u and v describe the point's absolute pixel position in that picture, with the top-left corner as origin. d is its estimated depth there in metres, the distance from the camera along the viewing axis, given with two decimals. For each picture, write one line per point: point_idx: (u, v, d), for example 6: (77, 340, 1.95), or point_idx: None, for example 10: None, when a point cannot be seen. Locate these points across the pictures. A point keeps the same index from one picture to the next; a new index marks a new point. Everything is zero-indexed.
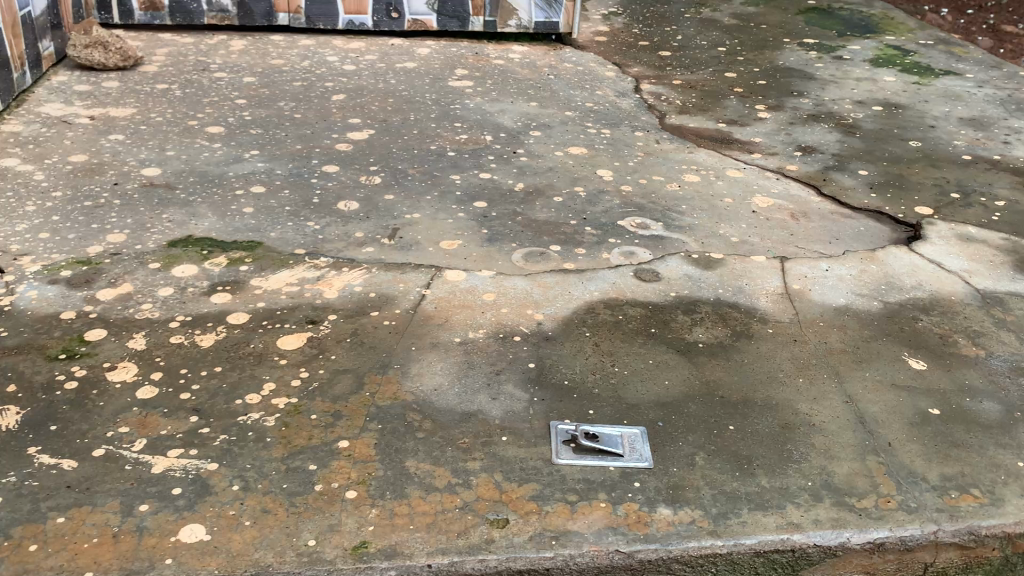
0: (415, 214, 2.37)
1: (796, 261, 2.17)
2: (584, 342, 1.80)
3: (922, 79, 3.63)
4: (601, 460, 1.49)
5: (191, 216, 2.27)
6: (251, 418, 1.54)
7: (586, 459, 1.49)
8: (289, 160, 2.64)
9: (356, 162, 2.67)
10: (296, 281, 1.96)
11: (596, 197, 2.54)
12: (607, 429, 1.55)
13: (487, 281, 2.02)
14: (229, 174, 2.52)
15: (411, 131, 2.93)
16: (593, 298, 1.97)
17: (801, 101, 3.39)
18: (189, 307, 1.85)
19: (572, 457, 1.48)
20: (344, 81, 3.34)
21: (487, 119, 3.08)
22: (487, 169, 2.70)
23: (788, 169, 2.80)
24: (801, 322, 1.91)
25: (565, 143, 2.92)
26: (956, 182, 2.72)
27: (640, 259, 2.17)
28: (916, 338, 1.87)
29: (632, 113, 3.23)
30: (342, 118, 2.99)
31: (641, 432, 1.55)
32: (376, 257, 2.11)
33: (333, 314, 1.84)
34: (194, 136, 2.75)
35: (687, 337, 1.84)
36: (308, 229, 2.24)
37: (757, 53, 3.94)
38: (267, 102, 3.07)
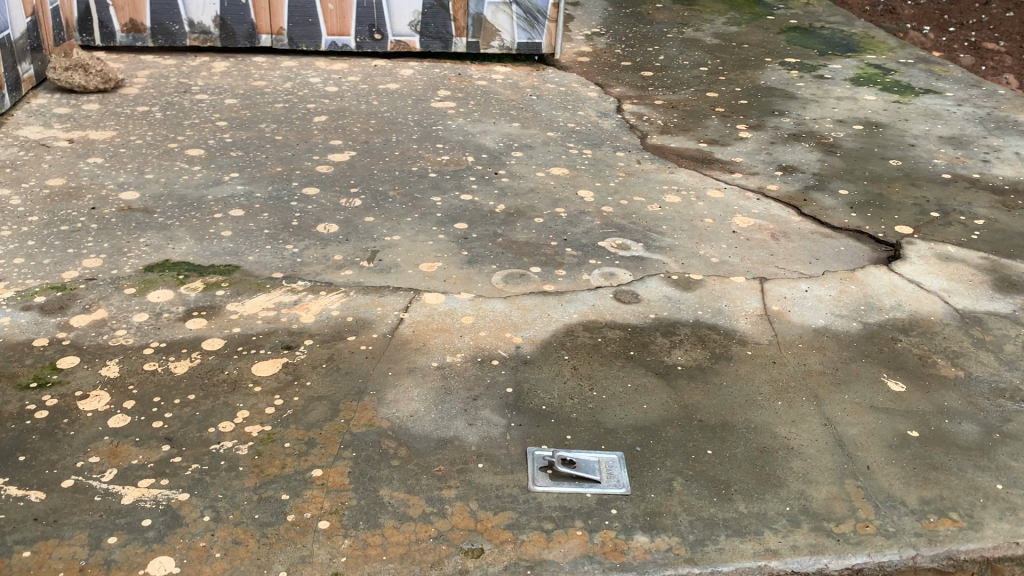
0: (395, 236, 2.36)
1: (775, 282, 2.16)
2: (562, 366, 1.79)
3: (902, 98, 3.65)
4: (577, 487, 1.47)
5: (168, 240, 2.25)
6: (224, 447, 1.52)
7: (563, 486, 1.48)
8: (269, 183, 2.63)
9: (337, 184, 2.66)
10: (272, 305, 1.95)
11: (577, 218, 2.54)
12: (584, 455, 1.54)
13: (465, 303, 2.01)
14: (208, 197, 2.51)
15: (393, 152, 2.93)
16: (573, 320, 1.96)
17: (782, 120, 3.40)
18: (163, 333, 1.84)
19: (548, 484, 1.47)
20: (326, 102, 3.34)
21: (469, 140, 3.08)
22: (468, 190, 2.70)
23: (768, 189, 2.81)
24: (780, 344, 1.90)
25: (546, 163, 2.92)
26: (936, 201, 2.73)
27: (620, 280, 2.16)
28: (895, 359, 1.87)
29: (614, 134, 3.24)
30: (324, 140, 2.98)
31: (619, 457, 1.54)
32: (354, 280, 2.10)
33: (309, 339, 1.83)
34: (173, 159, 2.74)
35: (666, 359, 1.83)
36: (286, 252, 2.23)
37: (739, 72, 3.96)
38: (249, 124, 3.07)
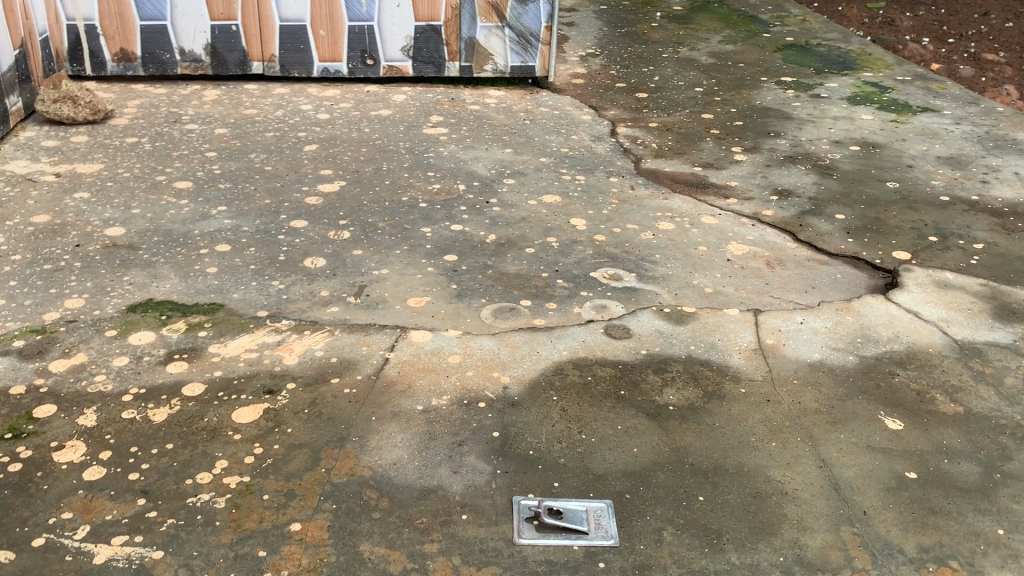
0: (383, 270, 2.33)
1: (769, 314, 2.12)
2: (551, 407, 1.74)
3: (899, 116, 3.62)
4: (563, 541, 1.43)
5: (153, 278, 2.22)
6: (201, 499, 1.48)
7: (549, 539, 1.43)
8: (257, 216, 2.59)
9: (326, 215, 2.63)
10: (255, 346, 1.91)
11: (569, 247, 2.50)
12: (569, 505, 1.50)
13: (453, 341, 1.96)
14: (195, 232, 2.47)
15: (383, 181, 2.90)
16: (562, 357, 1.91)
17: (777, 141, 3.37)
18: (143, 378, 1.80)
19: (533, 538, 1.42)
20: (317, 130, 3.31)
21: (460, 168, 3.05)
22: (459, 220, 2.66)
23: (764, 214, 2.77)
24: (775, 381, 1.86)
25: (539, 191, 2.89)
26: (934, 225, 2.69)
27: (611, 313, 2.12)
28: (892, 395, 1.82)
29: (608, 158, 3.21)
30: (314, 169, 2.95)
31: (607, 506, 1.50)
32: (340, 317, 2.06)
33: (292, 383, 1.79)
34: (161, 192, 2.71)
35: (657, 399, 1.79)
36: (272, 289, 2.19)
37: (734, 92, 3.93)
38: (238, 154, 3.04)
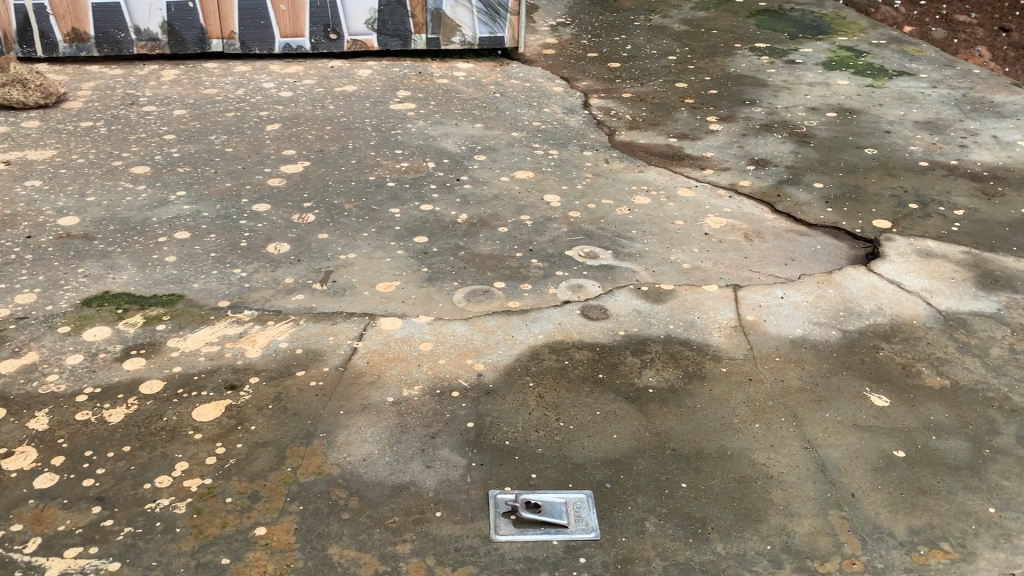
0: (350, 254, 2.25)
1: (749, 289, 2.06)
2: (526, 394, 1.68)
3: (875, 81, 3.56)
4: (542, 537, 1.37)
5: (109, 269, 2.12)
6: (160, 505, 1.41)
7: (528, 533, 1.37)
8: (218, 200, 2.50)
9: (290, 198, 2.53)
10: (216, 339, 1.83)
11: (543, 225, 2.43)
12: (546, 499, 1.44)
13: (424, 327, 1.89)
14: (153, 219, 2.37)
15: (349, 161, 2.80)
16: (538, 341, 1.84)
17: (753, 109, 3.30)
18: (99, 376, 1.71)
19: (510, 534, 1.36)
20: (280, 109, 3.20)
21: (429, 144, 2.96)
22: (429, 199, 2.58)
23: (741, 185, 2.71)
24: (757, 359, 1.80)
25: (510, 167, 2.81)
26: (914, 191, 2.64)
27: (588, 293, 2.05)
28: (877, 370, 1.77)
29: (580, 131, 3.13)
30: (277, 150, 2.85)
31: (585, 496, 1.44)
32: (306, 306, 1.98)
33: (255, 378, 1.71)
34: (117, 178, 2.60)
35: (636, 381, 1.73)
36: (234, 278, 2.11)
37: (708, 60, 3.86)
38: (198, 137, 2.93)
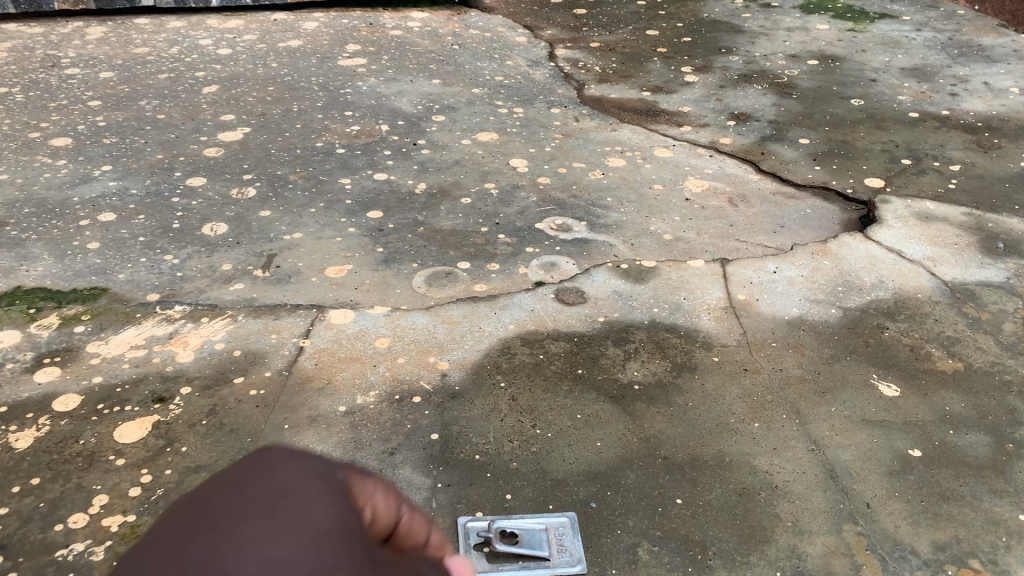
0: (297, 234, 2.02)
1: (738, 263, 1.88)
2: (497, 397, 1.49)
3: (857, 25, 3.36)
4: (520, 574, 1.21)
5: (22, 260, 1.88)
6: (73, 551, 1.20)
7: (504, 571, 1.21)
8: (148, 175, 2.25)
9: (229, 170, 2.29)
10: (143, 342, 1.61)
11: (509, 195, 2.22)
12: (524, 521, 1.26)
13: (380, 320, 1.69)
14: (74, 199, 2.12)
15: (295, 125, 2.55)
16: (508, 333, 1.65)
17: (730, 58, 3.09)
18: (5, 392, 1.49)
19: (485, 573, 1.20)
20: (218, 69, 2.92)
21: (383, 104, 2.71)
22: (383, 167, 2.35)
23: (721, 143, 2.51)
24: (752, 345, 1.62)
25: (472, 129, 2.58)
26: (905, 145, 2.46)
27: (563, 274, 1.86)
28: (884, 355, 1.60)
29: (547, 86, 2.90)
30: (214, 115, 2.59)
31: (569, 519, 1.26)
32: (246, 298, 1.76)
33: (187, 388, 1.50)
34: (34, 153, 2.34)
35: (620, 376, 1.54)
36: (164, 266, 1.88)
37: (679, 5, 3.62)
38: (127, 102, 2.66)
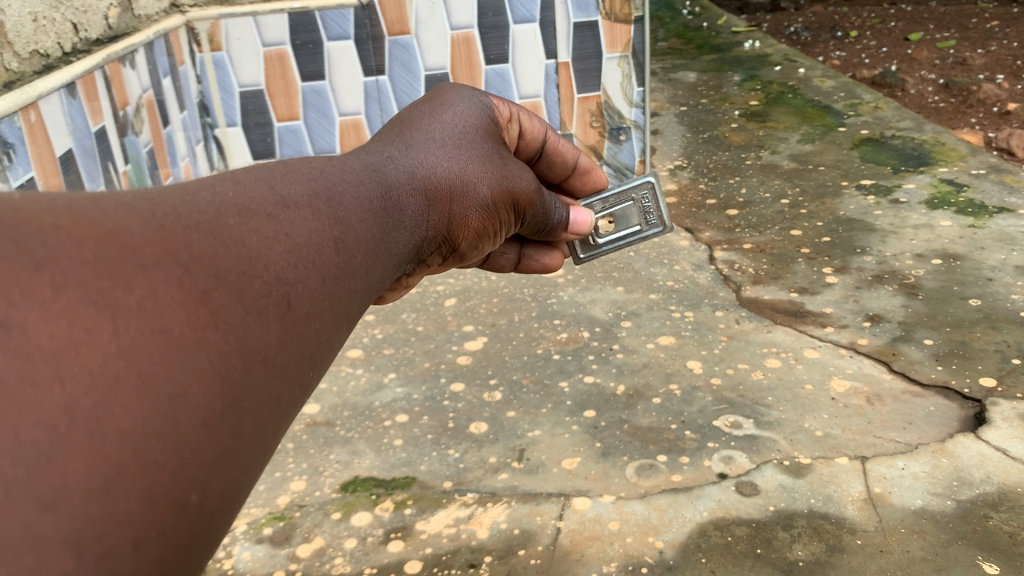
0: (536, 431, 2.79)
1: (875, 460, 2.51)
2: (701, 570, 2.17)
3: (977, 220, 3.93)
4: (621, 236, 2.15)
5: (353, 454, 2.69)
6: None
7: (603, 242, 2.14)
8: (422, 381, 3.08)
9: (478, 376, 3.10)
10: (452, 521, 2.38)
11: (690, 395, 2.91)
12: (615, 201, 2.11)
13: (609, 507, 2.40)
14: (376, 403, 2.96)
15: (519, 334, 3.36)
16: (703, 518, 2.33)
17: (864, 258, 3.72)
18: (373, 558, 2.27)
19: (586, 251, 2.13)
20: (452, 282, 3.79)
21: (582, 312, 3.48)
22: (590, 371, 3.10)
23: (859, 343, 3.14)
24: (886, 531, 2.25)
25: (655, 333, 3.29)
26: (1016, 346, 3.02)
27: (739, 466, 2.53)
28: (989, 540, 2.20)
29: (711, 289, 3.60)
30: (458, 326, 3.44)
31: (649, 182, 2.11)
32: (512, 485, 2.52)
33: (488, 556, 2.25)
34: (339, 363, 3.22)
35: (789, 555, 2.19)
36: (450, 458, 2.66)
37: (818, 202, 4.29)
38: (392, 315, 3.55)
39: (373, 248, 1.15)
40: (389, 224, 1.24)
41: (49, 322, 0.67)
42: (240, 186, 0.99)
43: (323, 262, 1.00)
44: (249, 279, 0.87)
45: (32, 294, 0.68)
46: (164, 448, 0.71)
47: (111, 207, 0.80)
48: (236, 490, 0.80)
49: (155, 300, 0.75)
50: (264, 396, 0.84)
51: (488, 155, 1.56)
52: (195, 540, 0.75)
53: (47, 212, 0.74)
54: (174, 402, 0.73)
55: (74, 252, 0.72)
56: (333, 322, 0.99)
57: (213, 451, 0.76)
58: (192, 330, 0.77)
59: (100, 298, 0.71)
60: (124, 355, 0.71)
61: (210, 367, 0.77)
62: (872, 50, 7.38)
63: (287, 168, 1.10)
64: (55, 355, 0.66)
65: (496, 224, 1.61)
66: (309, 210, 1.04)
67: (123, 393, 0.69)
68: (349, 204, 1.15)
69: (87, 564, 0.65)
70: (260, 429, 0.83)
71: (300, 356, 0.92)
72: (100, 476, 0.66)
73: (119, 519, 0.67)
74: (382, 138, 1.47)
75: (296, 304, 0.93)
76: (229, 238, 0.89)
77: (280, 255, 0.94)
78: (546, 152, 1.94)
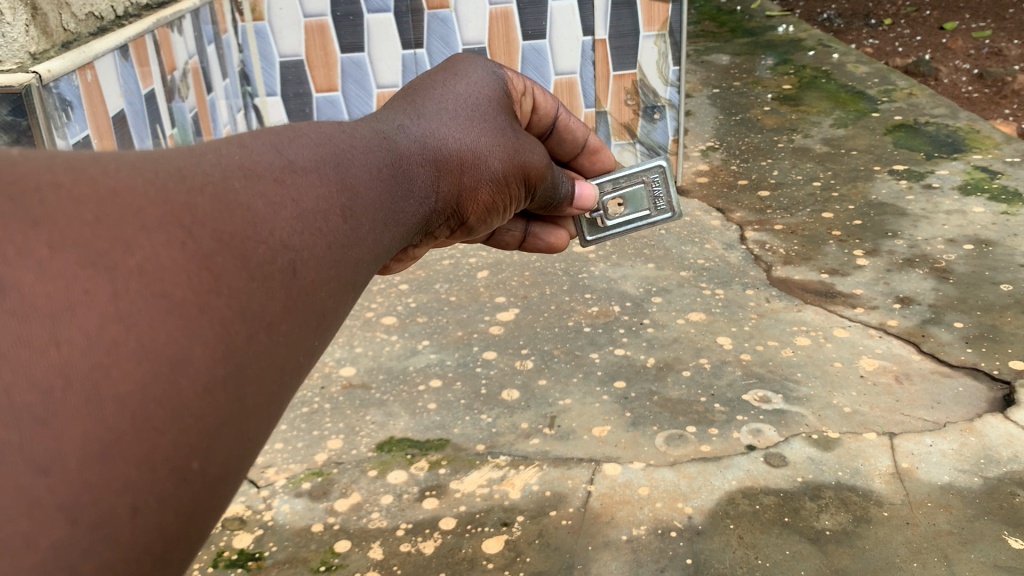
0: (567, 399, 2.84)
1: (902, 437, 2.55)
2: (729, 535, 2.21)
3: (1010, 207, 3.93)
4: (630, 221, 1.99)
5: (389, 416, 2.76)
6: None
7: (611, 227, 1.97)
8: (455, 348, 3.14)
9: (510, 346, 3.16)
10: (485, 482, 2.44)
11: (719, 369, 2.95)
12: (625, 183, 1.94)
13: (639, 473, 2.45)
14: (410, 369, 3.02)
15: (550, 307, 3.41)
16: (732, 487, 2.38)
17: (896, 242, 3.73)
18: (408, 514, 2.34)
19: (594, 235, 1.97)
20: (485, 254, 3.83)
21: (613, 287, 3.52)
22: (621, 343, 3.14)
23: (889, 324, 3.16)
24: (912, 504, 2.29)
25: (685, 309, 3.33)
26: None
27: (767, 439, 2.57)
28: (1014, 516, 2.24)
29: (741, 268, 3.62)
30: (490, 297, 3.49)
31: (662, 165, 1.95)
32: (543, 450, 2.58)
33: (521, 516, 2.31)
34: (374, 329, 3.28)
35: (816, 524, 2.24)
36: (483, 423, 2.72)
37: (850, 186, 4.29)
38: (425, 285, 3.60)
39: (381, 219, 1.02)
40: (399, 194, 1.10)
41: (45, 283, 0.60)
42: (246, 150, 0.88)
43: (329, 230, 0.89)
44: (254, 245, 0.77)
45: (27, 252, 0.60)
46: (164, 414, 0.65)
47: (112, 162, 0.72)
48: (238, 465, 0.73)
49: (157, 263, 0.67)
50: (270, 365, 0.76)
51: (502, 128, 1.41)
52: (196, 508, 0.69)
53: (46, 166, 0.66)
54: (175, 368, 0.66)
55: (72, 209, 0.65)
56: (339, 291, 0.88)
57: (213, 419, 0.69)
58: (194, 294, 0.69)
59: (99, 260, 0.64)
60: (123, 319, 0.63)
61: (212, 332, 0.70)
62: (905, 38, 7.32)
63: (293, 131, 0.97)
64: (50, 316, 0.60)
65: (507, 198, 1.47)
66: (315, 178, 0.92)
67: (123, 359, 0.63)
68: (357, 172, 1.02)
69: (82, 530, 0.60)
70: (265, 398, 0.76)
71: (306, 324, 0.82)
72: (96, 441, 0.61)
73: (116, 488, 0.62)
74: (394, 104, 1.31)
75: (305, 270, 0.83)
76: (236, 198, 0.79)
77: (289, 219, 0.84)
78: (556, 128, 1.80)
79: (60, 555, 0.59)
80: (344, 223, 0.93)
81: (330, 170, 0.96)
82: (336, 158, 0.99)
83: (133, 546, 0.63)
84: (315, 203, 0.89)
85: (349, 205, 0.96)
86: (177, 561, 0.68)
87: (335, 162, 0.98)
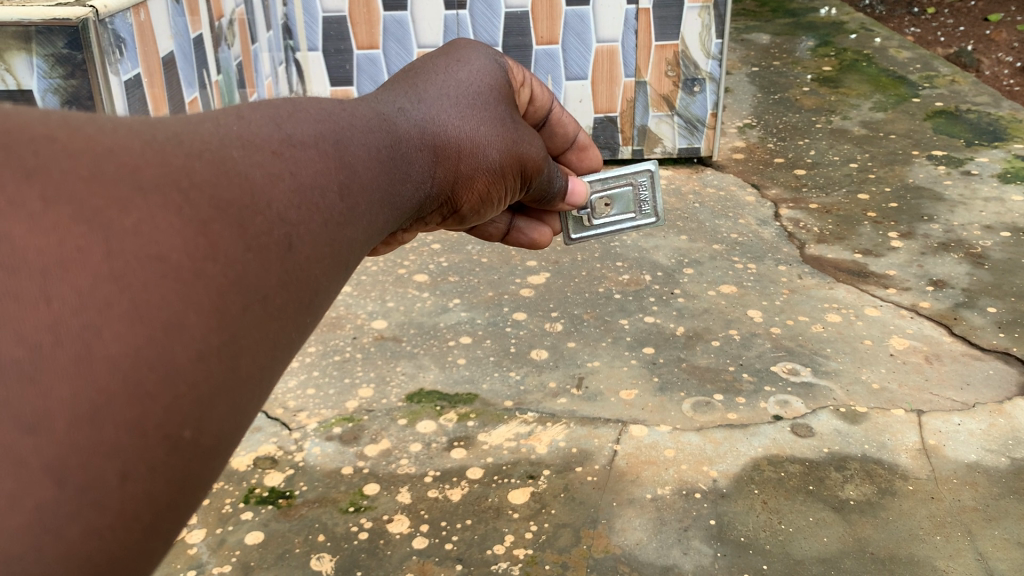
0: (595, 361, 2.86)
1: (930, 414, 2.55)
2: (753, 499, 2.24)
3: None
4: (614, 222, 1.92)
5: (419, 368, 2.80)
6: (501, 566, 2.07)
7: (596, 229, 1.91)
8: (485, 307, 3.17)
9: (540, 308, 3.17)
10: (513, 436, 2.47)
11: (749, 340, 2.95)
12: (614, 184, 1.87)
13: (666, 436, 2.47)
14: (441, 325, 3.05)
15: (581, 272, 3.42)
16: (758, 453, 2.40)
17: (932, 226, 3.71)
18: (436, 463, 2.38)
19: (578, 233, 1.91)
20: None
21: (644, 257, 3.52)
22: (651, 311, 3.15)
23: (921, 306, 3.15)
24: (938, 480, 2.30)
25: (716, 281, 3.33)
26: None
27: (794, 410, 2.58)
28: None
29: (774, 245, 3.61)
30: (521, 261, 3.50)
31: (651, 168, 1.88)
32: (570, 408, 2.60)
33: (547, 470, 2.34)
34: (406, 286, 3.31)
35: (840, 494, 2.26)
36: (511, 380, 2.75)
37: (887, 169, 4.26)
38: (458, 246, 3.61)
39: (379, 199, 0.95)
40: (397, 176, 1.03)
41: (35, 238, 0.54)
42: (243, 121, 0.80)
43: (326, 206, 0.82)
44: (251, 214, 0.71)
45: (19, 204, 0.55)
46: (157, 379, 0.59)
47: (105, 119, 0.65)
48: (232, 437, 0.67)
49: (153, 225, 0.61)
50: (265, 338, 0.70)
51: (501, 118, 1.33)
52: (187, 481, 0.63)
53: (38, 118, 0.60)
54: (169, 332, 0.60)
55: (66, 162, 0.58)
56: (334, 267, 0.82)
57: (207, 388, 0.63)
58: (191, 259, 0.63)
59: (93, 217, 0.58)
60: (117, 279, 0.58)
61: (209, 299, 0.64)
62: (949, 28, 7.21)
63: (292, 103, 0.89)
64: (40, 272, 0.54)
65: (502, 190, 1.41)
66: (315, 152, 0.85)
67: (114, 321, 0.57)
68: (357, 151, 0.94)
69: (69, 493, 0.55)
70: (260, 369, 0.69)
71: (301, 299, 0.76)
72: (87, 402, 0.55)
73: (104, 452, 0.56)
74: (393, 85, 1.22)
75: (300, 245, 0.76)
76: (235, 167, 0.73)
77: (287, 192, 0.77)
78: (550, 120, 1.74)
79: (46, 518, 0.54)
80: (342, 199, 0.86)
81: (329, 141, 0.89)
82: (337, 130, 0.92)
83: (121, 514, 0.58)
84: (315, 175, 0.83)
85: (348, 180, 0.89)
86: (166, 531, 0.62)
87: (335, 135, 0.91)
